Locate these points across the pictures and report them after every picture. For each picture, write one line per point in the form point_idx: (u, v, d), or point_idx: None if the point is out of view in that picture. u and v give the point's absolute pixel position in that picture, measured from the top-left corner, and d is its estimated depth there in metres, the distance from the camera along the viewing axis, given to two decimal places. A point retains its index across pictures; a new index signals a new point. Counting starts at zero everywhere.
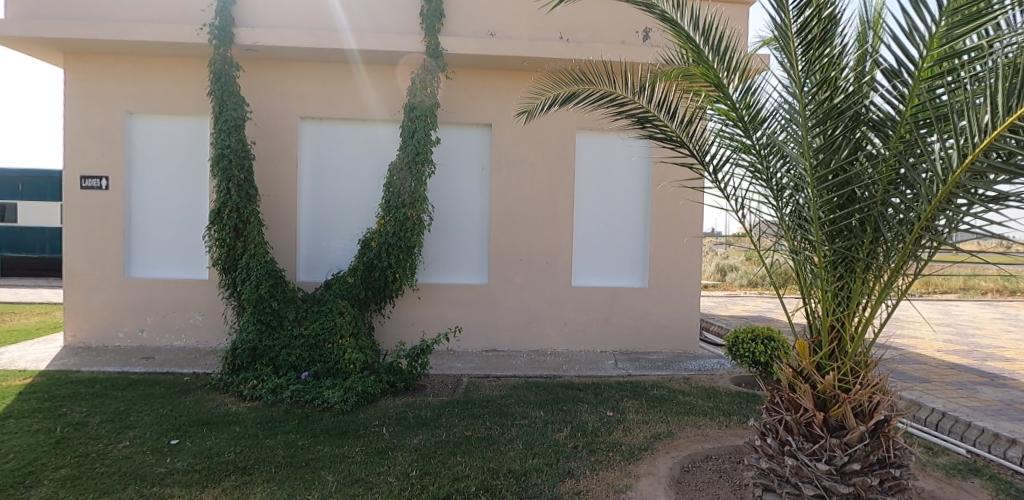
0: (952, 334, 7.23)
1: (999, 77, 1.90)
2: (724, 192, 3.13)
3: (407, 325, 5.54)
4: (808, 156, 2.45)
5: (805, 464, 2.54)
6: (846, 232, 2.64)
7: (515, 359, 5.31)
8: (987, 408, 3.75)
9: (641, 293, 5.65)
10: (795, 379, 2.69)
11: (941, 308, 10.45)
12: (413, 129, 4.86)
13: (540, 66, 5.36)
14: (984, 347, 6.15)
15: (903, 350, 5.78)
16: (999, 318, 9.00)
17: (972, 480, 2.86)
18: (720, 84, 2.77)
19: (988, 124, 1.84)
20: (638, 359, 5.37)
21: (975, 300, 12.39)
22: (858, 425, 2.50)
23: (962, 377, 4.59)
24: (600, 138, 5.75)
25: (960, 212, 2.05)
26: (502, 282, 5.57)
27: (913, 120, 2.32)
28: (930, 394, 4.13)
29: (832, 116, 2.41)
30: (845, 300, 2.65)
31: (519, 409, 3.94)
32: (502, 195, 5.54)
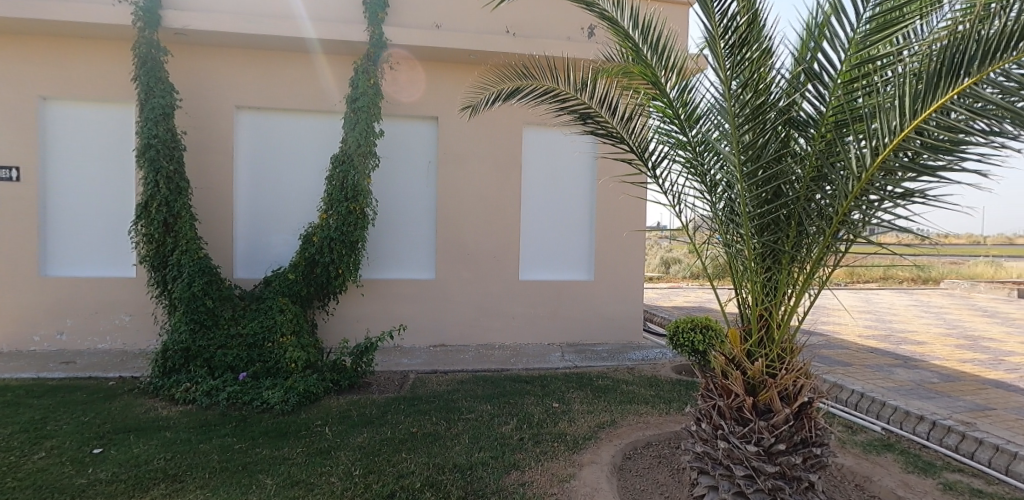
0: (872, 320, 7.77)
1: (905, 83, 2.14)
2: (662, 188, 3.24)
3: (352, 322, 5.41)
4: (739, 153, 2.61)
5: (735, 447, 2.69)
6: (773, 226, 2.81)
7: (464, 353, 5.28)
8: (900, 388, 4.04)
9: (586, 286, 5.75)
10: (727, 366, 2.84)
11: (863, 297, 11.24)
12: (355, 121, 4.70)
13: (486, 60, 5.35)
14: (899, 332, 6.65)
15: (828, 337, 6.16)
16: (913, 305, 9.74)
17: (886, 455, 3.10)
18: (658, 82, 2.88)
19: (895, 127, 2.10)
20: (584, 351, 5.46)
21: (892, 289, 13.40)
22: (783, 408, 2.65)
23: (879, 360, 4.94)
24: (547, 134, 5.78)
25: (873, 207, 2.32)
26: (449, 276, 5.53)
27: (833, 120, 2.60)
28: (851, 377, 4.41)
29: (758, 115, 2.59)
30: (772, 291, 2.81)
31: (464, 403, 3.92)
32: (450, 189, 5.50)
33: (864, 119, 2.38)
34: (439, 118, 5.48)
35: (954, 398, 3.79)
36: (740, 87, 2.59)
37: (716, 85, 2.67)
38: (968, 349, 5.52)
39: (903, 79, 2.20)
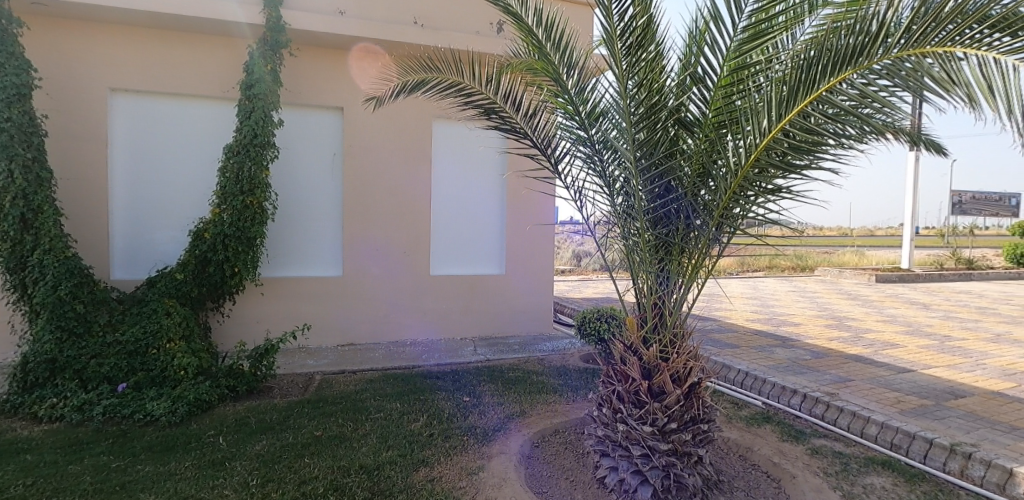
0: (757, 305, 8.57)
1: (774, 90, 2.45)
2: (565, 183, 3.36)
3: (251, 323, 5.10)
4: (634, 149, 2.82)
5: (633, 428, 2.85)
6: (665, 220, 3.00)
7: (374, 351, 5.14)
8: (778, 365, 4.48)
9: (497, 280, 5.83)
10: (625, 353, 2.99)
11: (752, 284, 12.33)
12: (251, 109, 4.41)
13: (393, 50, 5.24)
14: (780, 315, 7.39)
15: (721, 322, 6.70)
16: (793, 291, 10.85)
17: (765, 427, 3.44)
18: (560, 78, 2.95)
19: (765, 128, 2.47)
20: (496, 344, 5.53)
21: (776, 276, 14.78)
22: (675, 389, 2.84)
23: (763, 341, 5.45)
24: (452, 128, 5.74)
25: (749, 202, 2.68)
26: (357, 273, 5.37)
27: (716, 121, 2.79)
28: (738, 357, 4.82)
29: (650, 115, 2.78)
30: (665, 280, 2.98)
31: (373, 402, 3.83)
32: (359, 182, 5.33)
33: (740, 121, 2.64)
34: (344, 109, 5.29)
35: (821, 372, 4.26)
36: (636, 87, 2.72)
37: (614, 86, 2.82)
38: (834, 328, 6.26)
39: (774, 87, 2.46)
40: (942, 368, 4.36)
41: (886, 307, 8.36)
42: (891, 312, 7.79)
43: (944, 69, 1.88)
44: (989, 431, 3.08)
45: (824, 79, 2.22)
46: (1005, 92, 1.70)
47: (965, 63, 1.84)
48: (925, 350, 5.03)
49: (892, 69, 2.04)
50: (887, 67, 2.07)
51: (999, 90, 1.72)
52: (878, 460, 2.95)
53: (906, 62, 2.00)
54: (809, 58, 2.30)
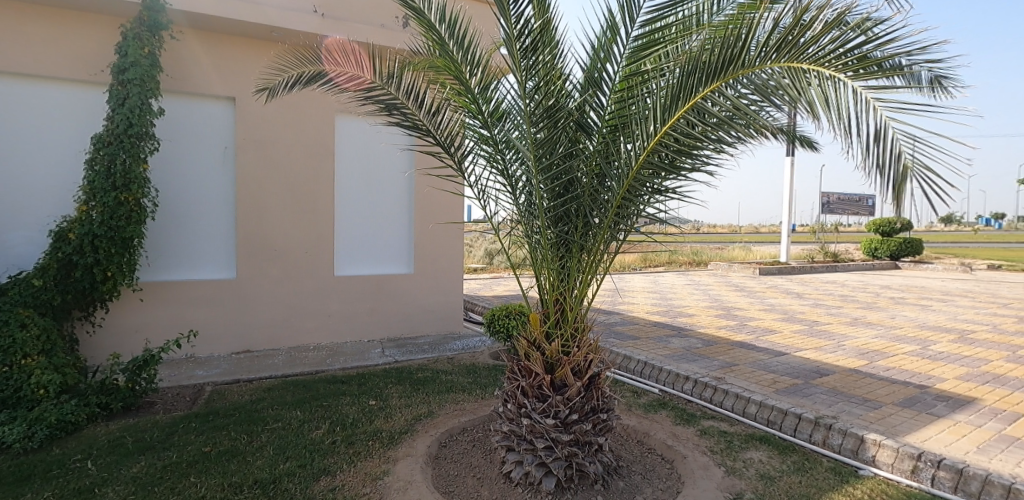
0: (656, 297, 9.09)
1: (662, 95, 2.60)
2: (469, 181, 3.38)
3: (129, 333, 4.65)
4: (534, 149, 2.88)
5: (537, 422, 2.91)
6: (565, 218, 3.10)
7: (273, 358, 4.88)
8: (674, 354, 4.78)
9: (405, 279, 5.75)
10: (529, 349, 3.05)
11: (653, 278, 13.01)
12: (124, 96, 4.06)
13: (290, 39, 5.01)
14: (677, 307, 7.90)
15: (625, 315, 7.04)
16: (688, 284, 11.63)
17: (661, 412, 3.67)
18: (462, 76, 2.92)
19: (652, 131, 2.63)
20: (405, 345, 5.45)
21: (673, 269, 15.60)
22: (576, 381, 2.94)
23: (660, 332, 5.80)
24: (356, 123, 5.59)
25: (644, 201, 2.86)
26: (252, 274, 5.06)
27: (611, 123, 2.92)
28: (638, 348, 5.09)
29: (548, 116, 2.84)
30: (566, 277, 3.08)
31: (271, 412, 3.63)
32: (255, 178, 5.03)
33: (630, 124, 2.79)
34: (236, 99, 4.96)
35: (710, 359, 4.61)
36: (535, 87, 2.77)
37: (515, 88, 2.88)
38: (723, 318, 6.80)
39: (661, 92, 2.63)
40: (810, 350, 4.89)
41: (767, 297, 9.22)
42: (771, 301, 8.62)
43: (795, 81, 2.13)
44: (846, 403, 3.49)
45: (703, 86, 2.40)
46: (835, 105, 1.95)
47: (812, 79, 2.09)
48: (797, 334, 5.63)
49: (764, 87, 2.25)
50: (759, 83, 2.28)
51: (832, 104, 1.96)
52: (757, 436, 3.25)
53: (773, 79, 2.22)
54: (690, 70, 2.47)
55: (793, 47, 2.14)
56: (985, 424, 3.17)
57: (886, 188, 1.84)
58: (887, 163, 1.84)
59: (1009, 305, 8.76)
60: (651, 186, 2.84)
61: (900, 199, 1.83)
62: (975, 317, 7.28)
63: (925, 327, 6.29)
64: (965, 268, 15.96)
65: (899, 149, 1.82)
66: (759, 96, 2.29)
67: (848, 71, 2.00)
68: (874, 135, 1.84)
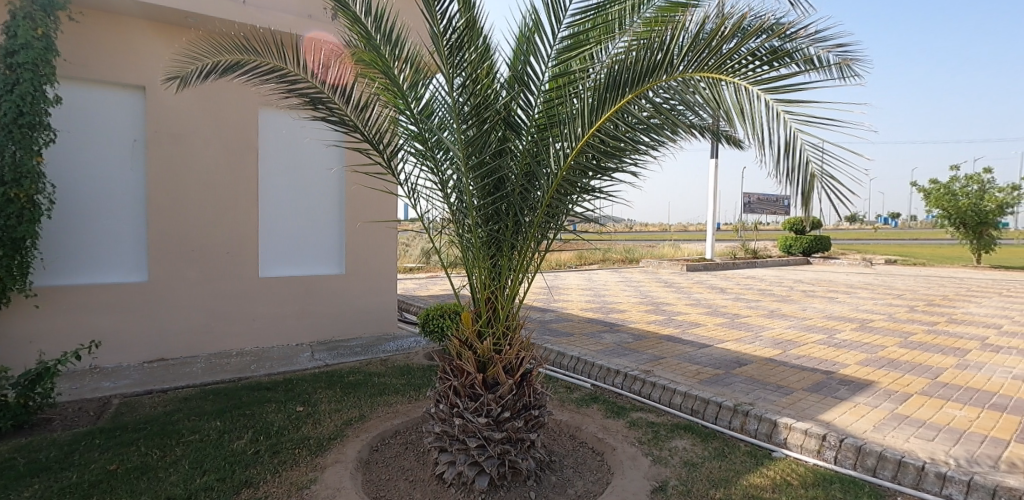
0: (590, 294, 9.31)
1: (589, 96, 2.68)
2: (399, 179, 3.35)
3: (21, 343, 4.23)
4: (464, 147, 2.88)
5: (469, 421, 2.91)
6: (496, 217, 3.11)
7: (191, 366, 4.61)
8: (605, 349, 4.91)
9: (336, 280, 5.65)
10: (461, 348, 3.05)
11: (588, 275, 13.28)
12: (14, 81, 3.69)
13: (206, 26, 4.79)
14: (609, 303, 8.13)
15: (559, 312, 7.17)
16: (621, 281, 11.98)
17: (592, 406, 3.76)
18: (390, 72, 2.88)
19: (579, 133, 2.71)
20: (336, 348, 5.30)
21: (608, 267, 15.98)
22: (507, 379, 2.96)
23: (593, 328, 5.94)
24: (285, 118, 5.41)
25: (574, 201, 2.92)
26: (168, 276, 4.77)
27: (538, 123, 2.97)
28: (572, 344, 5.19)
29: (477, 114, 2.85)
30: (497, 276, 3.11)
31: (187, 423, 3.43)
32: (171, 174, 4.75)
33: (557, 124, 2.85)
34: (145, 88, 4.67)
35: (640, 353, 4.78)
36: (462, 86, 2.79)
37: (443, 86, 2.88)
38: (653, 313, 7.06)
39: (587, 93, 2.70)
40: (730, 341, 5.18)
41: (693, 293, 9.68)
42: (697, 296, 9.05)
43: (712, 91, 2.30)
44: (761, 390, 3.71)
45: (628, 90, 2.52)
46: (751, 115, 2.16)
47: (726, 88, 2.27)
48: (720, 327, 5.94)
49: (682, 91, 2.39)
50: (677, 88, 2.42)
51: (747, 112, 2.18)
52: (682, 426, 3.39)
53: (692, 84, 2.37)
54: (615, 74, 2.58)
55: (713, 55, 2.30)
56: (881, 404, 3.47)
57: (796, 192, 2.06)
58: (795, 170, 2.05)
59: (901, 295, 9.71)
60: (580, 186, 2.91)
61: (808, 202, 2.05)
62: (873, 307, 8.00)
63: (831, 317, 6.83)
64: (867, 263, 17.54)
65: (806, 158, 2.03)
66: (678, 101, 2.44)
67: (761, 82, 2.20)
68: (786, 145, 2.04)
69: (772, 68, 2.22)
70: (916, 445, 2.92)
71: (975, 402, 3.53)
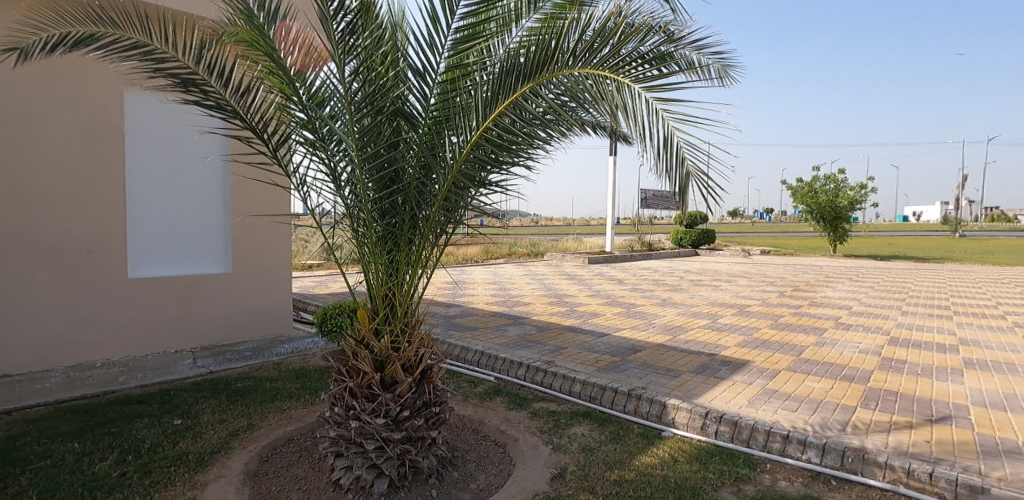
0: (496, 287, 9.45)
1: (483, 89, 2.69)
2: (287, 170, 3.15)
3: None
4: (357, 137, 2.75)
5: (366, 423, 2.79)
6: (393, 211, 3.02)
7: (43, 382, 4.02)
8: (509, 342, 4.99)
9: (221, 281, 5.30)
10: (357, 347, 2.91)
11: (493, 269, 13.45)
12: None
13: None
14: (514, 296, 8.29)
15: (464, 306, 7.19)
16: (525, 274, 12.29)
17: (495, 399, 3.79)
18: (273, 54, 2.68)
19: (472, 126, 2.72)
20: (222, 353, 4.90)
21: (514, 261, 16.30)
22: (406, 377, 2.88)
23: (497, 321, 6.00)
24: (162, 102, 4.94)
25: (471, 195, 2.91)
26: (11, 279, 4.11)
27: (432, 115, 2.93)
28: (477, 338, 5.21)
29: (370, 103, 2.75)
30: (394, 272, 3.03)
31: (35, 448, 2.97)
32: (12, 160, 4.09)
33: (452, 117, 2.83)
34: None
35: (542, 344, 4.91)
36: (353, 75, 2.71)
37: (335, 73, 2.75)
38: (555, 305, 7.29)
39: (482, 86, 2.71)
40: (626, 329, 5.49)
41: (593, 284, 10.17)
42: (596, 287, 9.52)
43: (598, 89, 2.43)
44: (653, 374, 3.95)
45: (520, 84, 2.57)
46: (632, 112, 2.34)
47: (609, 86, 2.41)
48: (617, 316, 6.27)
49: (573, 88, 2.50)
50: (569, 85, 2.52)
51: (630, 109, 2.35)
52: (581, 413, 3.51)
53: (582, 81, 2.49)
54: (508, 69, 2.61)
55: (598, 53, 2.44)
56: (754, 381, 3.83)
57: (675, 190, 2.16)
58: (674, 168, 2.14)
59: (771, 282, 10.90)
60: (478, 180, 2.90)
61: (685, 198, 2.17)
62: (748, 293, 8.89)
63: (714, 304, 7.48)
64: (743, 254, 19.60)
65: (682, 157, 2.13)
66: (567, 97, 2.54)
67: (641, 81, 2.38)
68: (664, 143, 2.11)
69: (654, 67, 2.40)
70: (783, 416, 3.25)
71: (829, 374, 4.01)
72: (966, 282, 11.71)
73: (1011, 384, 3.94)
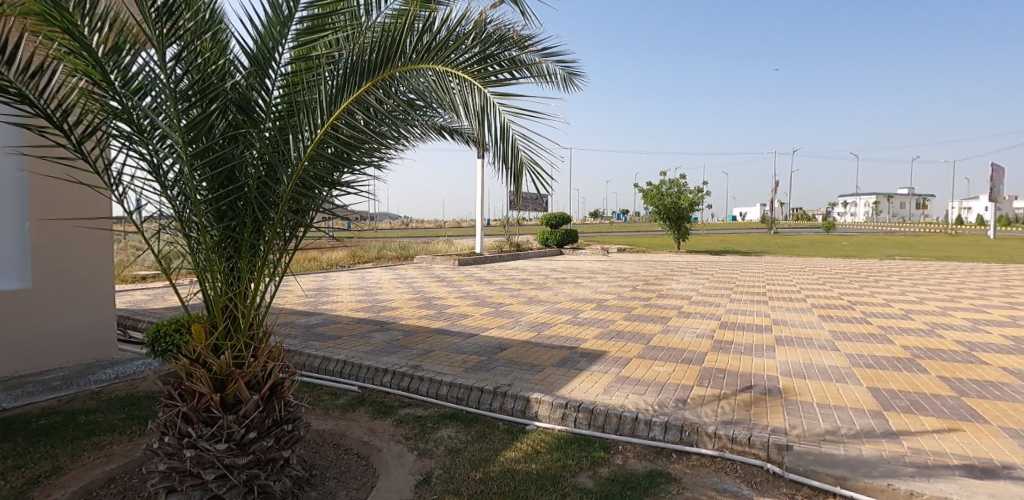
0: (362, 293, 9.13)
1: (327, 80, 2.58)
2: (96, 167, 2.69)
3: None
4: (183, 131, 2.45)
5: (204, 450, 2.51)
6: (232, 214, 2.75)
7: None
8: (375, 349, 4.85)
9: (24, 299, 4.43)
10: (191, 367, 2.60)
11: (360, 274, 12.99)
12: None
13: None
14: (381, 301, 8.08)
15: (328, 314, 6.84)
16: (394, 278, 12.04)
17: (359, 410, 3.67)
18: (73, 29, 2.28)
19: (317, 123, 2.58)
20: (24, 386, 4.11)
21: (384, 265, 15.85)
22: (253, 395, 2.62)
23: (363, 328, 5.81)
24: None
25: (321, 196, 2.75)
26: None
27: (274, 109, 2.73)
28: (339, 346, 4.98)
29: (201, 91, 2.50)
30: (236, 281, 2.77)
31: None
32: None
33: (295, 114, 2.67)
34: None
35: (409, 349, 4.85)
36: (177, 62, 2.45)
37: (154, 59, 2.42)
38: (423, 308, 7.25)
39: (329, 81, 2.58)
40: (493, 328, 5.65)
41: (463, 286, 10.31)
42: (466, 289, 9.64)
43: (443, 88, 2.58)
44: (518, 371, 4.11)
45: (365, 80, 2.53)
46: (473, 110, 2.56)
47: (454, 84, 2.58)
48: (485, 316, 6.42)
49: (422, 87, 2.59)
50: (420, 85, 2.60)
51: (469, 106, 2.56)
52: (448, 415, 3.52)
53: (429, 79, 2.59)
54: (355, 64, 2.55)
55: (445, 53, 2.57)
56: (609, 369, 4.15)
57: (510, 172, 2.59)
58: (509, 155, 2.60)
59: (626, 277, 12.01)
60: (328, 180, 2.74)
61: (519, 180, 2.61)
62: (606, 289, 9.68)
63: (577, 300, 8.01)
64: (602, 252, 21.37)
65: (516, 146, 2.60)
66: (415, 96, 2.60)
67: (483, 80, 2.59)
68: (501, 132, 2.58)
69: (492, 66, 2.64)
70: (633, 400, 3.56)
71: (672, 358, 4.49)
72: (776, 272, 13.99)
73: (808, 355, 4.75)
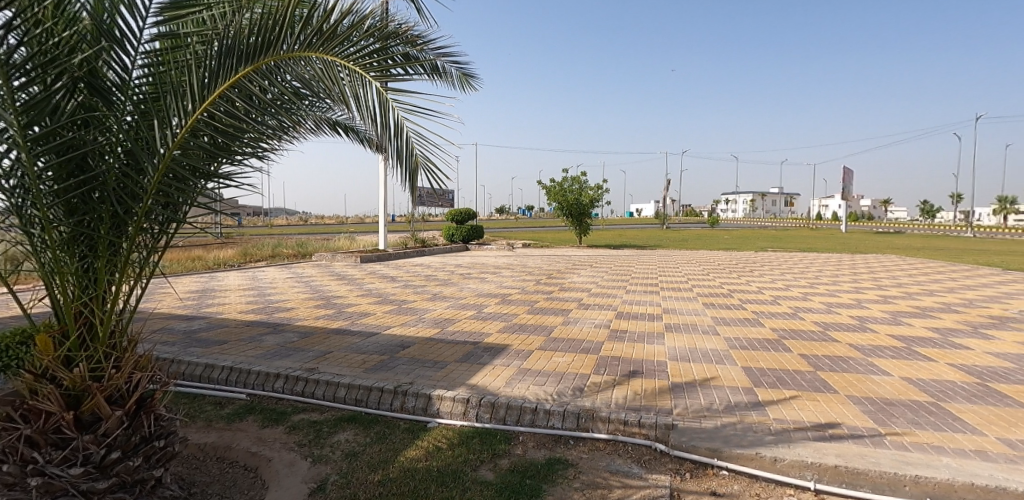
0: (253, 294, 8.54)
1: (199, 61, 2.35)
2: None
3: None
4: (17, 110, 2.10)
5: (53, 477, 2.24)
6: (85, 208, 2.42)
7: None
8: (267, 353, 4.58)
9: None
10: (36, 383, 2.29)
11: (250, 274, 12.12)
12: None
13: None
14: (274, 302, 7.61)
15: (213, 317, 6.32)
16: (289, 277, 11.39)
17: (246, 419, 3.46)
18: None
19: (188, 109, 2.34)
20: None
21: (279, 263, 14.93)
22: (115, 411, 2.35)
23: (252, 332, 5.44)
24: None
25: (196, 188, 2.49)
26: None
27: (134, 90, 2.46)
28: (225, 352, 4.63)
29: (42, 64, 2.17)
30: (92, 283, 2.47)
31: None
32: None
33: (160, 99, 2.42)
34: None
35: (305, 351, 4.64)
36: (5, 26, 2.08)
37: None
38: (321, 308, 6.95)
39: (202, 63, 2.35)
40: (397, 326, 5.56)
41: (364, 283, 10.03)
42: (368, 287, 9.37)
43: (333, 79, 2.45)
44: (420, 369, 4.10)
45: (242, 66, 2.35)
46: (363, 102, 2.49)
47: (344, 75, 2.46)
48: (388, 314, 6.30)
49: (309, 76, 2.44)
50: (307, 73, 2.44)
51: (360, 99, 2.48)
52: (346, 418, 3.43)
53: (318, 68, 2.44)
54: (233, 46, 2.35)
55: (336, 42, 2.45)
56: (511, 362, 4.27)
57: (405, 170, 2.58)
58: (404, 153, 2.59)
59: (532, 271, 12.36)
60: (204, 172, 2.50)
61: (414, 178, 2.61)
62: (511, 283, 9.90)
63: (483, 295, 8.12)
64: (507, 248, 21.85)
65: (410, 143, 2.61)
66: (301, 84, 2.44)
67: (375, 74, 2.52)
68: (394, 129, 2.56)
69: (383, 58, 2.59)
70: (533, 391, 3.70)
71: (571, 349, 4.71)
72: (669, 264, 15.16)
73: (693, 340, 5.21)
